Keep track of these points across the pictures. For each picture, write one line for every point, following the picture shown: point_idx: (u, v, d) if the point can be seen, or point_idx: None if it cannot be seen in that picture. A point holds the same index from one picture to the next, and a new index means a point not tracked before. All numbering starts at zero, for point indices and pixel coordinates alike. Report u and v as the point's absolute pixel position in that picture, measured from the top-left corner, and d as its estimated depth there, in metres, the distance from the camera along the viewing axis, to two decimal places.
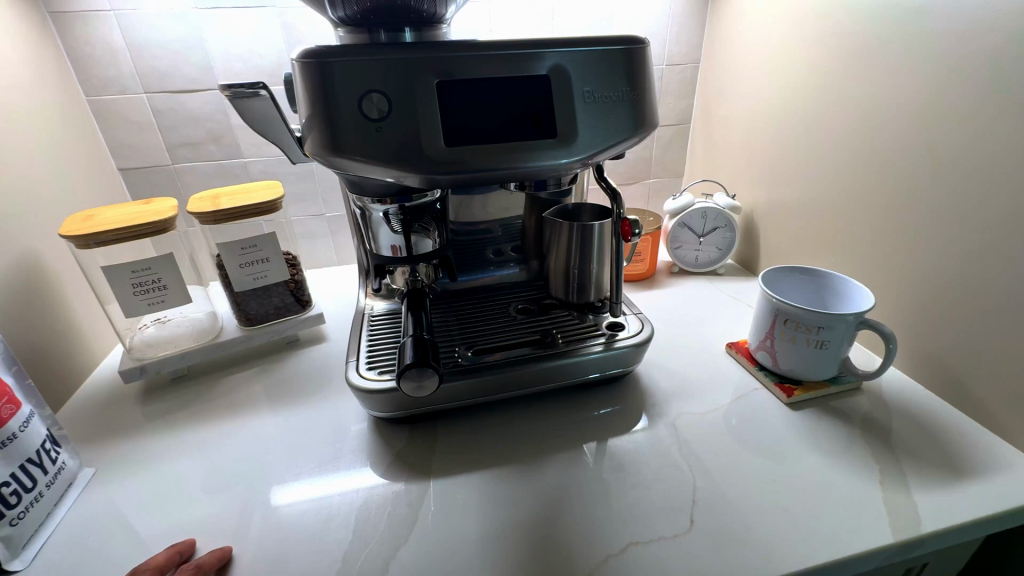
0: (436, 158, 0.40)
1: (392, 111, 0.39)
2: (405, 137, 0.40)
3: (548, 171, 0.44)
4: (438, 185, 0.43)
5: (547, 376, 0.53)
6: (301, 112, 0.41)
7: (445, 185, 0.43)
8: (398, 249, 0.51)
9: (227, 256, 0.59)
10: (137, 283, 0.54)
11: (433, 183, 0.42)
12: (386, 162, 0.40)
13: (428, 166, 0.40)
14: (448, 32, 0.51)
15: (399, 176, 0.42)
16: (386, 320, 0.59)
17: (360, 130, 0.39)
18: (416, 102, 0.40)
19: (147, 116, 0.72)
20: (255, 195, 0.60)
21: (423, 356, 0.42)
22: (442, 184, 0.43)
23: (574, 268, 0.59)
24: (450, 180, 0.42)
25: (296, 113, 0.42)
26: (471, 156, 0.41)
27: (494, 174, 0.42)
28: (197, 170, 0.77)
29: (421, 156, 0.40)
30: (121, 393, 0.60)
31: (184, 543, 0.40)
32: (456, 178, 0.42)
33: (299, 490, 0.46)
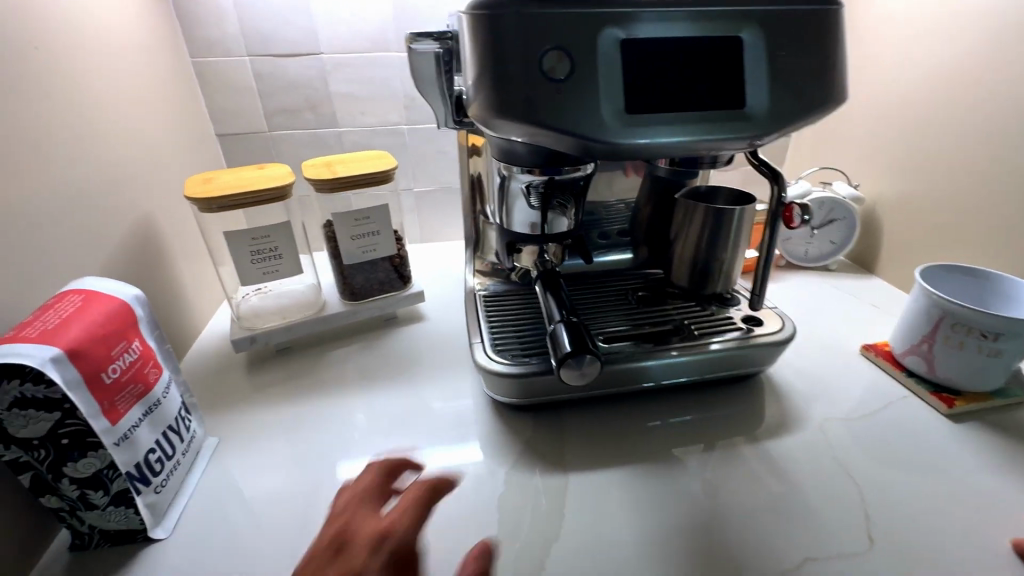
0: (609, 128, 0.37)
1: (569, 72, 0.36)
2: (581, 101, 0.36)
3: (721, 147, 0.40)
4: (600, 158, 0.40)
5: (680, 370, 0.50)
6: (465, 71, 0.38)
7: (607, 158, 0.39)
8: (533, 226, 0.48)
9: (340, 227, 0.57)
10: (254, 249, 0.53)
11: (598, 155, 0.39)
12: (553, 129, 0.37)
13: (601, 135, 0.37)
14: None
15: (562, 145, 0.38)
16: (503, 300, 0.56)
17: (533, 92, 0.36)
18: (596, 62, 0.36)
19: (250, 81, 0.70)
20: (368, 164, 0.58)
21: (582, 344, 0.39)
22: (595, 154, 0.39)
23: (705, 256, 0.55)
24: (620, 152, 0.38)
25: (459, 71, 0.38)
26: (648, 126, 0.37)
27: (665, 148, 0.38)
28: (292, 139, 0.75)
29: (593, 125, 0.36)
30: (228, 361, 0.59)
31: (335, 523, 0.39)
32: (626, 151, 0.38)
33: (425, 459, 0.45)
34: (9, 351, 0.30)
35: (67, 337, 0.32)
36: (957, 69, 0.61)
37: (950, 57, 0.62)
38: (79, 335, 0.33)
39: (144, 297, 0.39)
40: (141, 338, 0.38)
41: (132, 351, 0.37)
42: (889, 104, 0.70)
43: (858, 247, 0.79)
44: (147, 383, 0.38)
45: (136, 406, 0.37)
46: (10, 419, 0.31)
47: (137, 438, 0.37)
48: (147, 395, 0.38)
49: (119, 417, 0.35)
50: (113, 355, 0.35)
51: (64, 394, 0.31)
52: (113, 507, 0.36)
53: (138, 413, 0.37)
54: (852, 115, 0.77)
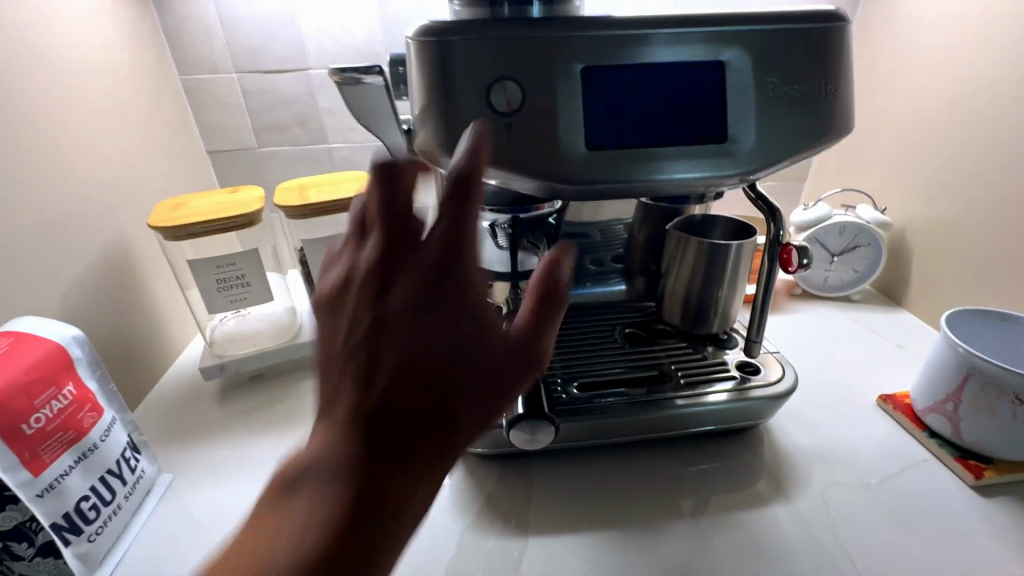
0: (569, 165, 0.33)
1: (524, 103, 0.32)
2: (537, 136, 0.32)
3: (701, 186, 0.35)
4: (563, 196, 0.36)
5: (664, 424, 0.45)
6: (413, 102, 0.35)
7: (572, 195, 0.35)
8: (501, 265, 0.44)
9: (312, 253, 0.55)
10: (221, 277, 0.51)
11: (558, 194, 0.35)
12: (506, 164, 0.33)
13: (559, 174, 0.33)
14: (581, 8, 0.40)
15: (517, 182, 0.34)
16: None
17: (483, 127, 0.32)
18: (554, 93, 0.32)
19: (238, 97, 0.69)
20: (343, 187, 0.56)
21: (537, 403, 0.35)
22: (561, 194, 0.35)
23: (699, 293, 0.50)
24: (584, 192, 0.34)
25: (408, 102, 0.35)
26: (613, 164, 0.33)
27: (634, 187, 0.34)
28: (281, 155, 0.74)
29: (552, 162, 0.33)
30: (201, 388, 0.58)
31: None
32: (592, 191, 0.34)
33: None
34: None
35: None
36: (999, 84, 0.54)
37: (992, 70, 0.54)
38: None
39: (83, 338, 0.38)
40: (76, 381, 0.37)
41: (62, 396, 0.35)
42: (921, 120, 0.63)
43: (885, 276, 0.72)
44: (80, 429, 0.36)
45: (66, 455, 0.35)
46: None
47: (67, 488, 0.35)
48: (79, 441, 0.36)
49: (42, 469, 0.33)
50: (36, 405, 0.33)
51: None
52: (41, 559, 0.35)
53: (70, 461, 0.35)
54: (880, 130, 0.70)
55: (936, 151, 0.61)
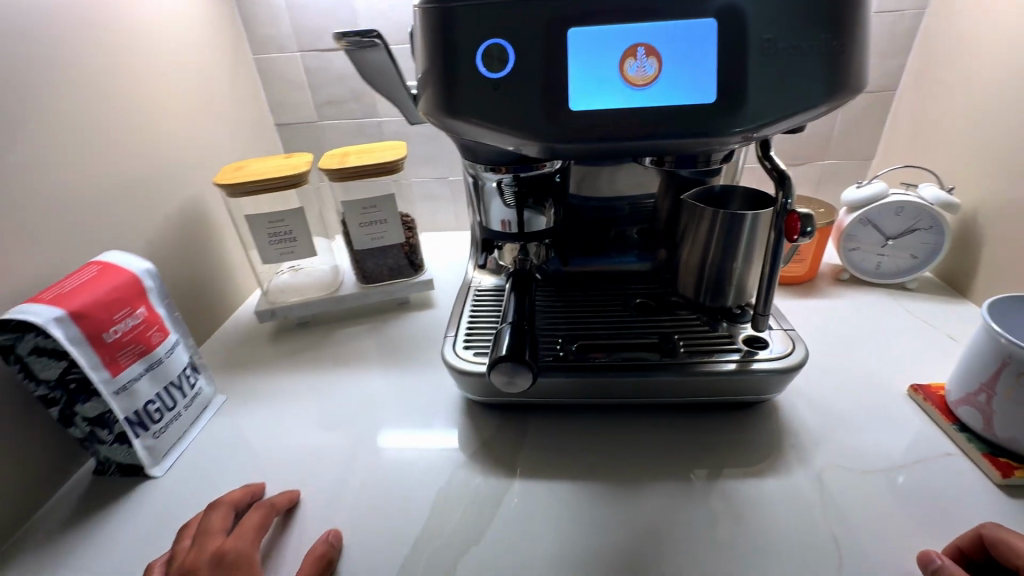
0: (559, 124, 0.34)
1: (515, 65, 0.34)
2: (527, 95, 0.34)
3: (695, 144, 0.35)
4: (558, 156, 0.38)
5: (659, 389, 0.46)
6: (418, 66, 0.38)
7: (569, 154, 0.37)
8: (508, 224, 0.47)
9: (350, 214, 0.60)
10: (272, 232, 0.58)
11: (551, 152, 0.37)
12: (503, 124, 0.35)
13: (547, 132, 0.35)
14: None
15: (510, 140, 0.36)
16: (492, 298, 0.56)
17: (477, 88, 0.35)
18: (543, 54, 0.34)
19: (300, 74, 0.77)
20: (380, 154, 0.61)
21: (519, 349, 0.37)
22: (554, 153, 0.37)
23: (712, 264, 0.50)
24: (572, 150, 0.36)
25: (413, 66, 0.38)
26: (599, 123, 0.34)
27: (625, 146, 0.35)
28: (337, 128, 0.81)
29: (544, 122, 0.35)
30: (257, 330, 0.66)
31: (255, 485, 0.43)
32: (580, 149, 0.35)
33: (406, 438, 0.48)
34: (26, 310, 0.37)
35: (72, 302, 0.39)
36: None
37: None
38: (84, 301, 0.39)
39: (153, 270, 0.46)
40: (147, 306, 0.44)
41: (134, 315, 0.43)
42: (1001, 88, 0.56)
43: (950, 263, 0.65)
44: (149, 344, 0.44)
45: (138, 363, 0.43)
46: (33, 363, 0.38)
47: (141, 390, 0.43)
48: (149, 354, 0.44)
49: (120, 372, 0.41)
50: (114, 319, 0.41)
51: (67, 347, 0.38)
52: (117, 445, 0.43)
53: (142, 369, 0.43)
54: (956, 101, 0.63)
55: (1014, 124, 0.54)
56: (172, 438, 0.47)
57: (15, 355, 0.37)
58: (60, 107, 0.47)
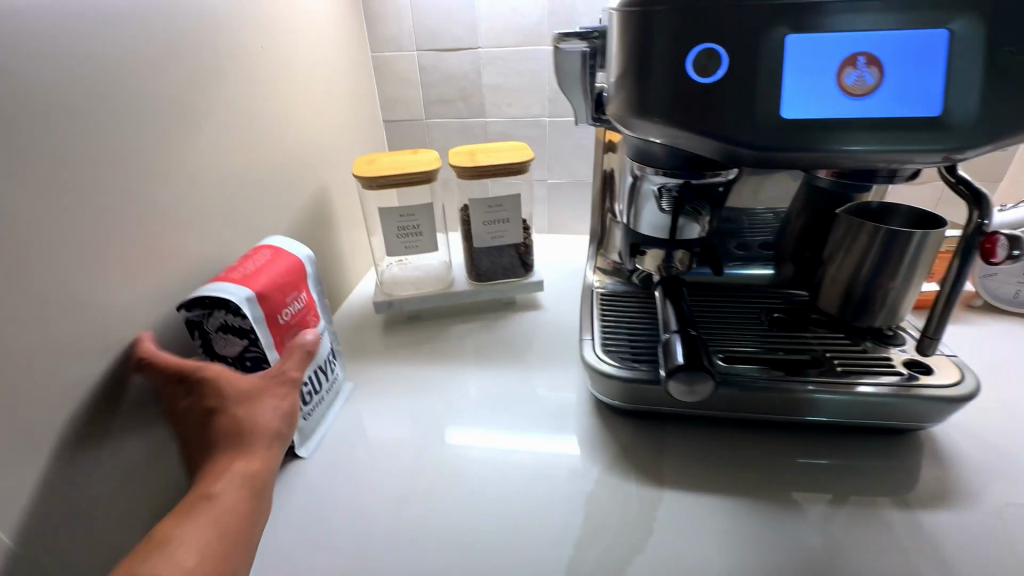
0: (754, 133, 0.34)
1: (721, 69, 0.34)
2: (728, 101, 0.34)
3: (885, 162, 0.34)
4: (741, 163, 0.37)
5: (812, 408, 0.44)
6: (610, 70, 0.37)
7: (749, 162, 0.36)
8: (660, 229, 0.46)
9: (475, 212, 0.61)
10: (401, 226, 0.59)
11: (738, 159, 0.36)
12: (693, 126, 0.35)
13: (743, 139, 0.34)
14: None
15: (696, 144, 0.36)
16: (620, 302, 0.56)
17: (675, 91, 0.35)
18: (753, 60, 0.33)
19: (415, 72, 0.78)
20: (508, 154, 0.61)
21: (697, 358, 0.37)
22: (740, 160, 0.36)
23: (864, 283, 0.48)
24: (765, 159, 0.35)
25: (604, 69, 0.38)
26: (802, 133, 0.33)
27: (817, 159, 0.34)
28: (444, 127, 0.82)
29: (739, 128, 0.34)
30: (369, 320, 0.68)
31: None
32: (773, 159, 0.35)
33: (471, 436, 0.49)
34: (219, 287, 0.39)
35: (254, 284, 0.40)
36: None
37: None
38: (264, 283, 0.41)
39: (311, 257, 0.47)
40: (306, 291, 0.46)
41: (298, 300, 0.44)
42: None
43: None
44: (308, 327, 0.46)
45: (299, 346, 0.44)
46: (216, 339, 0.40)
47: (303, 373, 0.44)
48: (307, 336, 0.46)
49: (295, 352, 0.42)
50: (287, 302, 0.43)
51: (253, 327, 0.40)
52: None
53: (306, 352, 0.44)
54: None
55: None
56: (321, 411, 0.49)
57: (203, 331, 0.39)
58: (229, 92, 0.50)
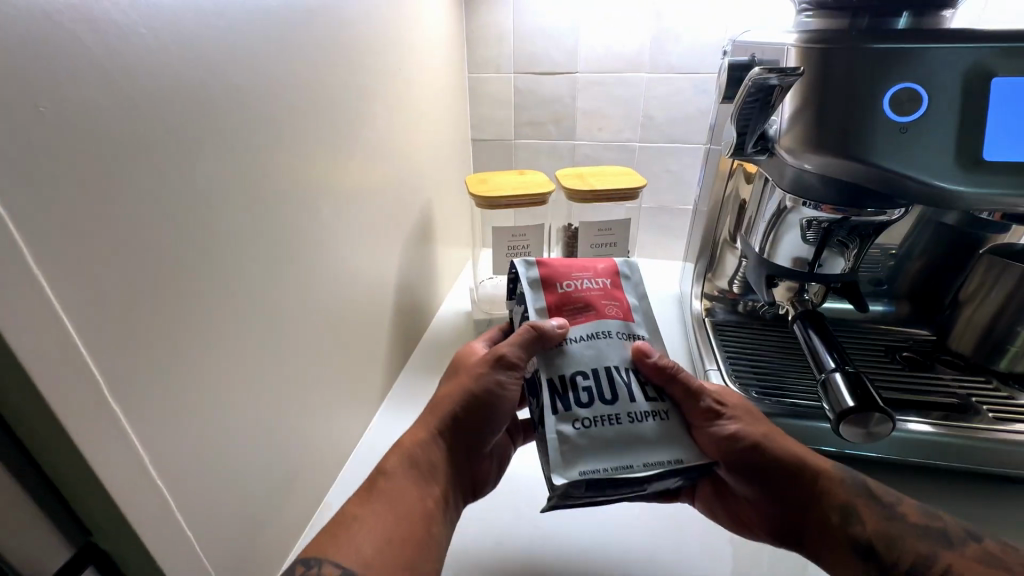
0: (922, 168, 0.34)
1: (906, 106, 0.34)
2: (912, 138, 0.34)
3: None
4: (908, 201, 0.36)
5: (961, 454, 0.43)
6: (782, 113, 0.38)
7: (902, 196, 0.35)
8: (800, 260, 0.45)
9: (584, 234, 0.61)
10: (511, 245, 0.60)
11: (911, 197, 0.35)
12: (869, 157, 0.34)
13: (925, 176, 0.33)
14: (949, 18, 0.40)
15: (868, 177, 0.35)
16: (736, 333, 0.55)
17: (855, 124, 0.34)
18: (941, 101, 0.33)
19: (510, 94, 0.80)
20: (619, 179, 0.61)
21: (866, 398, 0.36)
22: (908, 196, 0.35)
23: (1007, 327, 0.47)
24: (944, 198, 0.34)
25: (777, 113, 0.38)
26: (991, 175, 0.33)
27: (968, 198, 0.33)
28: (531, 147, 0.83)
29: (914, 163, 0.34)
30: (464, 336, 0.68)
31: (642, 349, 0.37)
32: (952, 198, 0.34)
33: None
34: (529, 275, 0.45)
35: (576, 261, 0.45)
36: None
37: None
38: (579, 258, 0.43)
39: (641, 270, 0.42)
40: (618, 291, 0.40)
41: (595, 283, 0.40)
42: None
43: None
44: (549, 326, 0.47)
45: (581, 325, 0.37)
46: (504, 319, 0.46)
47: (558, 350, 0.36)
48: None
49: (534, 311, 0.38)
50: None
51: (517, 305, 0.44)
52: None
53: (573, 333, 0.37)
54: None
55: None
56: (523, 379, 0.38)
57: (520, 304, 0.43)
58: (370, 110, 0.51)
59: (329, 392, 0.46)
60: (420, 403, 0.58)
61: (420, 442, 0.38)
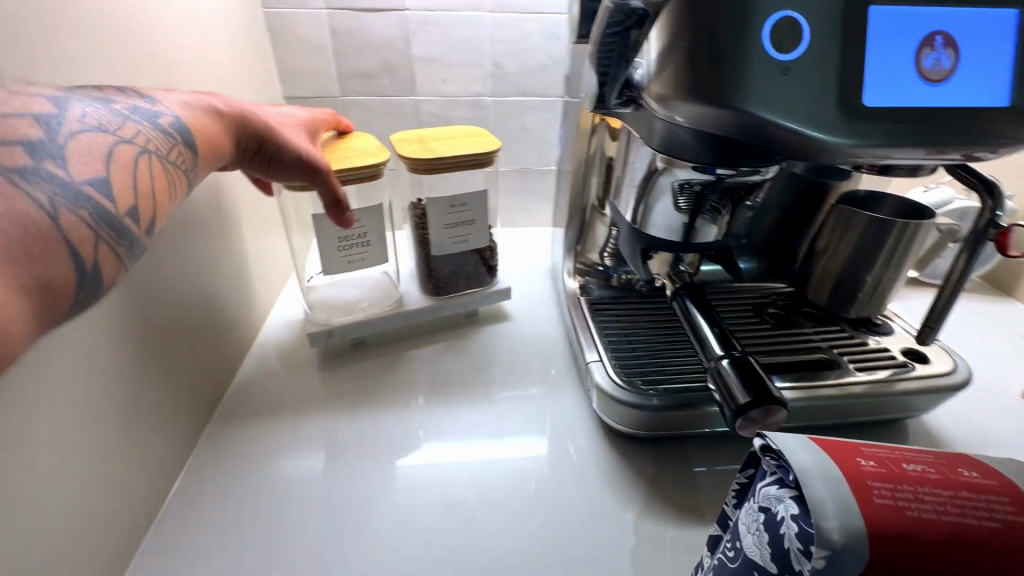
0: (796, 115, 0.28)
1: (779, 41, 0.28)
2: (787, 79, 0.28)
3: (900, 157, 0.30)
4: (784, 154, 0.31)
5: (833, 411, 0.42)
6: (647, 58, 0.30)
7: (774, 148, 0.30)
8: (675, 229, 0.39)
9: (432, 211, 0.51)
10: (341, 235, 0.48)
11: (787, 149, 0.30)
12: (746, 103, 0.28)
13: (803, 126, 0.28)
14: None
15: (744, 129, 0.29)
16: (614, 311, 0.49)
17: (729, 63, 0.27)
18: (813, 34, 0.28)
19: (325, 37, 0.63)
20: (469, 142, 0.51)
21: (759, 388, 0.32)
22: (784, 150, 0.30)
23: (856, 276, 0.48)
24: (822, 149, 0.29)
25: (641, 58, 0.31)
26: (864, 122, 0.28)
27: (841, 149, 0.29)
28: (365, 106, 0.68)
29: (791, 109, 0.28)
30: (301, 355, 0.54)
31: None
32: (830, 149, 0.29)
33: (465, 467, 0.42)
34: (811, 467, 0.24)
35: (872, 514, 0.22)
36: None
37: None
38: (926, 517, 0.22)
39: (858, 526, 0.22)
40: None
41: (988, 534, 0.22)
42: None
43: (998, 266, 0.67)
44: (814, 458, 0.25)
45: None
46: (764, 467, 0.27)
47: None
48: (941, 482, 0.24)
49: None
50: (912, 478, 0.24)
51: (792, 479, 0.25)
52: None
53: None
54: None
55: None
56: (765, 548, 0.24)
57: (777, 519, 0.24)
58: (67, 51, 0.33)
59: (60, 491, 0.31)
60: (244, 453, 0.44)
61: (242, 116, 0.38)
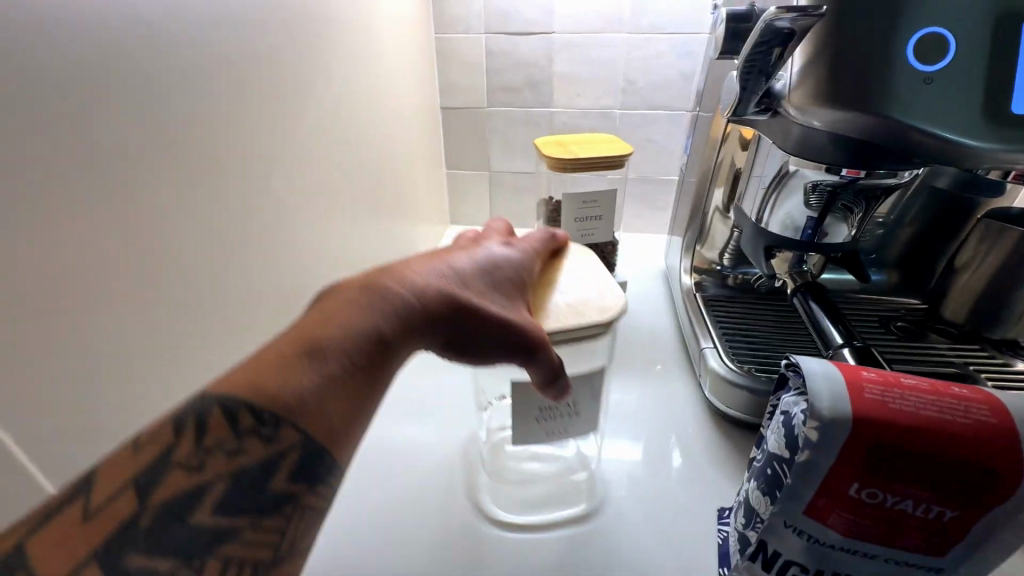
0: (937, 122, 0.31)
1: (922, 55, 0.31)
2: (928, 90, 0.31)
3: None
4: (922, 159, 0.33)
5: None
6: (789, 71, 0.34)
7: (912, 153, 0.33)
8: (801, 228, 0.42)
9: (567, 208, 0.58)
10: None
11: (925, 154, 0.32)
12: (884, 111, 0.31)
13: (943, 131, 0.30)
14: None
15: (882, 135, 0.32)
16: (729, 307, 0.52)
17: (869, 76, 0.31)
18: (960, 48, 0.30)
19: (481, 57, 0.74)
20: (603, 147, 0.57)
21: None
22: (922, 155, 0.32)
23: (1003, 294, 0.46)
24: (962, 155, 0.31)
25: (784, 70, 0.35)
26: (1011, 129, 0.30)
27: (984, 154, 0.30)
28: (507, 116, 0.78)
29: (931, 116, 0.31)
30: None
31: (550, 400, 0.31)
32: (972, 155, 0.31)
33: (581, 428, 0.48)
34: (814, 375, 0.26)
35: (861, 403, 0.24)
36: None
37: None
38: (912, 410, 0.24)
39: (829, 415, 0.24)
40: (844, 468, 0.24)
41: (962, 427, 0.24)
42: None
43: None
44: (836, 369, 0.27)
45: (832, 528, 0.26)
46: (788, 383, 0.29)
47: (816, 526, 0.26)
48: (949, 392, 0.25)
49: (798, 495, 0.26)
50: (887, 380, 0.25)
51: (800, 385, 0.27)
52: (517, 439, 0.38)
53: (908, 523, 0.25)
54: None
55: None
56: (780, 441, 0.27)
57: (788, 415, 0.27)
58: (324, 68, 0.45)
59: None
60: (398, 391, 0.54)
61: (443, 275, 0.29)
